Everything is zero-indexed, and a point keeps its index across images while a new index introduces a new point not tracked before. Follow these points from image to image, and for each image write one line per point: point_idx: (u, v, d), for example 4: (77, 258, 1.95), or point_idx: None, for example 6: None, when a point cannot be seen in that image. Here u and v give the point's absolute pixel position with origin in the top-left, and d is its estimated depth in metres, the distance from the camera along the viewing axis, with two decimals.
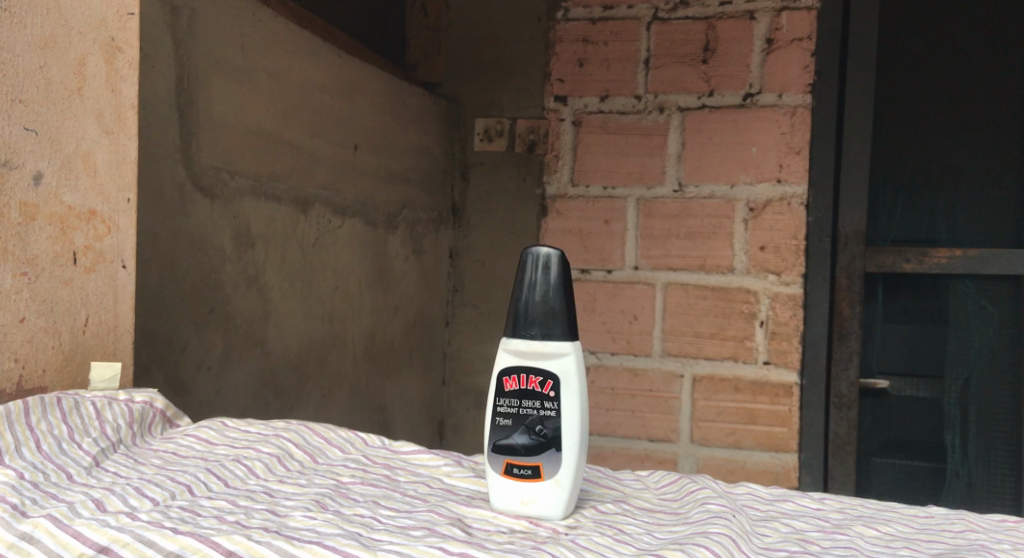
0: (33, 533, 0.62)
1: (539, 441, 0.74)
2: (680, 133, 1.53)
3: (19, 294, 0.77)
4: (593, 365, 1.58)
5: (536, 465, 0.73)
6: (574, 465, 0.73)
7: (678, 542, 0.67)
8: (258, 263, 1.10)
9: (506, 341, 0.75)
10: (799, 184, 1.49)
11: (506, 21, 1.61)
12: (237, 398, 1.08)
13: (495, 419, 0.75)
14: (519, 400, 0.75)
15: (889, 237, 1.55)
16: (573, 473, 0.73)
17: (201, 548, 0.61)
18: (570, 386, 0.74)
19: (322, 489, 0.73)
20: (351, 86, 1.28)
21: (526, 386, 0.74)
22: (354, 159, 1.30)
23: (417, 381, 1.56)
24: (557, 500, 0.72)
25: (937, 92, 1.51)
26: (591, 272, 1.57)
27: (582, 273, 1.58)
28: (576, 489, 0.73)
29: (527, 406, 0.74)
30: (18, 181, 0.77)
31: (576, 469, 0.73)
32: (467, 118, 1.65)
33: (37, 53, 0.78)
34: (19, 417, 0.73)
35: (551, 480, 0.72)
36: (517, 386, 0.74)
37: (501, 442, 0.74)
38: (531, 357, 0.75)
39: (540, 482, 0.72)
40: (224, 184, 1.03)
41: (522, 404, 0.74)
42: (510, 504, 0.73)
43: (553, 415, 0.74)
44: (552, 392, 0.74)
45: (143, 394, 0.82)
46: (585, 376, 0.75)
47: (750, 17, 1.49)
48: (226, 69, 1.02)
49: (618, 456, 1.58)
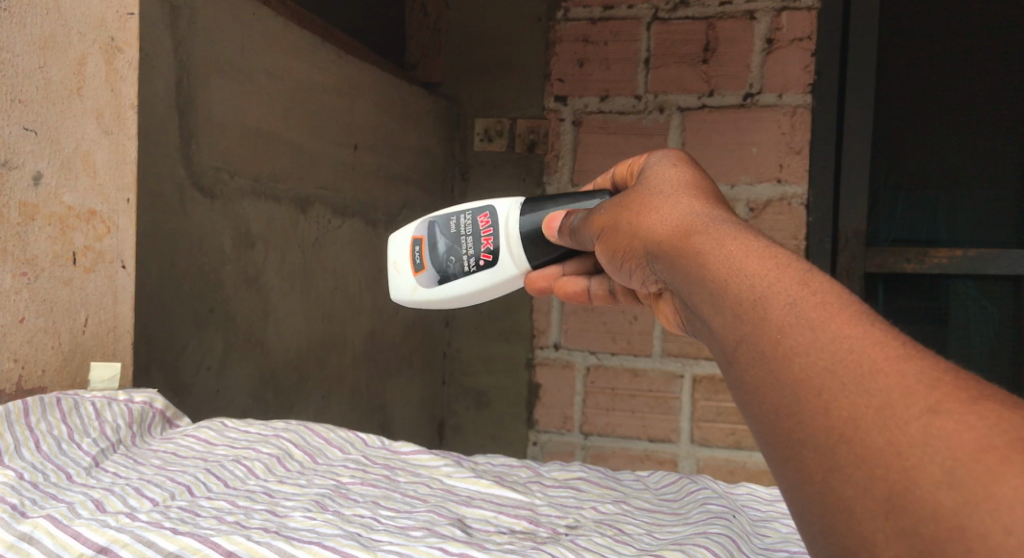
0: (33, 533, 0.62)
1: (444, 265, 0.96)
2: (680, 133, 1.53)
3: (18, 295, 0.77)
4: (593, 364, 1.58)
5: (427, 263, 0.97)
6: (432, 299, 0.97)
7: (678, 542, 0.68)
8: (257, 263, 1.10)
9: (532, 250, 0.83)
10: (799, 184, 1.49)
11: (506, 20, 1.61)
12: (237, 398, 1.08)
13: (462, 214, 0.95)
14: (471, 232, 0.94)
15: (889, 238, 1.55)
16: (427, 299, 0.97)
17: (201, 548, 0.61)
18: (494, 275, 0.93)
19: (322, 489, 0.74)
20: (351, 86, 1.28)
21: (482, 231, 0.94)
22: (354, 158, 1.30)
23: (417, 381, 1.56)
24: (403, 289, 0.99)
25: (939, 92, 1.51)
26: None
27: None
28: (420, 305, 0.99)
29: (468, 238, 0.94)
30: (18, 181, 0.77)
31: (437, 298, 0.97)
32: (467, 119, 1.64)
33: (37, 53, 0.78)
34: (19, 417, 0.73)
35: (419, 279, 0.98)
36: (482, 225, 0.94)
37: (444, 219, 0.96)
38: (506, 233, 0.92)
39: (417, 273, 0.98)
40: (225, 183, 1.03)
41: (468, 236, 0.94)
42: (397, 238, 1.00)
43: (465, 271, 0.94)
44: (484, 260, 0.93)
45: (143, 394, 0.82)
46: (506, 284, 0.94)
47: (750, 17, 1.48)
48: (225, 69, 1.02)
49: (618, 456, 1.58)
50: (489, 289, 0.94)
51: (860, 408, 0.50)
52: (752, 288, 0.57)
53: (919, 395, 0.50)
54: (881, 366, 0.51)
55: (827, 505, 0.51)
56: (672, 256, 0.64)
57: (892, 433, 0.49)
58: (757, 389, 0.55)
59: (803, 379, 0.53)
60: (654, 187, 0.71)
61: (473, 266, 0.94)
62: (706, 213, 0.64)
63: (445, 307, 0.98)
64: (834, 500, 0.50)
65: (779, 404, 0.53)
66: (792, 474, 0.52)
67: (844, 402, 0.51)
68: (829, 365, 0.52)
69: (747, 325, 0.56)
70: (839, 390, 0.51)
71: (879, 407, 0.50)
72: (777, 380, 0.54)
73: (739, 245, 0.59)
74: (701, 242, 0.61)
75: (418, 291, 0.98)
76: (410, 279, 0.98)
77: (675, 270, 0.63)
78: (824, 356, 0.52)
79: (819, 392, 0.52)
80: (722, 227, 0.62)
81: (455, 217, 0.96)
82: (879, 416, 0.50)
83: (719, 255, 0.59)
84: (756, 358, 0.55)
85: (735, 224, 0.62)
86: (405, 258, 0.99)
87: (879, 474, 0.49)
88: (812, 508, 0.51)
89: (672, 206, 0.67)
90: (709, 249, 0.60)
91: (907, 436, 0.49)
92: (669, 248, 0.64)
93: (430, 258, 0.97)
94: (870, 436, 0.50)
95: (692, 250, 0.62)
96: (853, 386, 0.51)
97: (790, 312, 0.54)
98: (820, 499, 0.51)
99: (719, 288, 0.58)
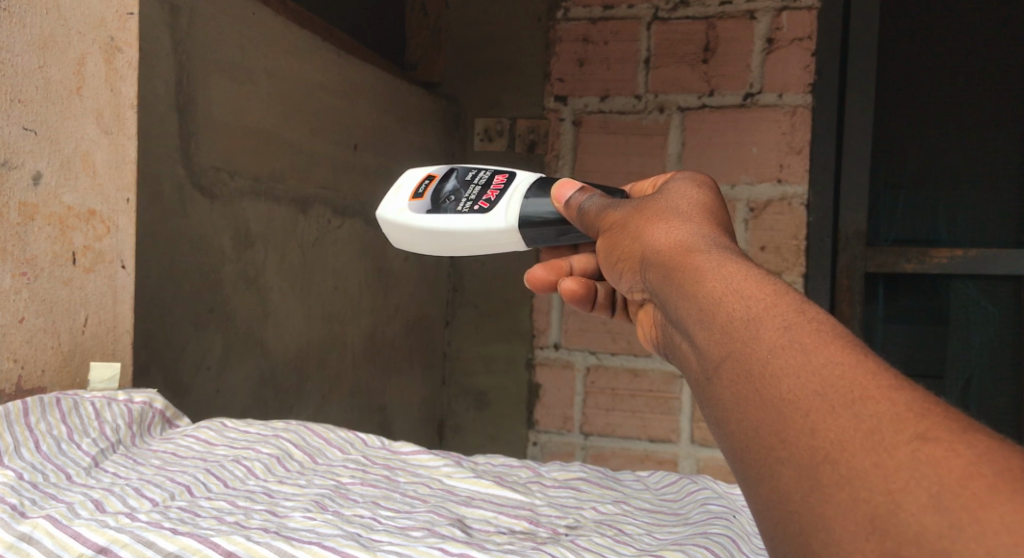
0: (33, 533, 0.62)
1: (442, 196, 0.86)
2: (680, 133, 1.53)
3: (18, 295, 0.77)
4: (593, 365, 1.58)
5: (427, 189, 0.88)
6: (411, 225, 0.86)
7: (679, 542, 0.68)
8: (257, 263, 1.10)
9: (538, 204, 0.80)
10: (799, 184, 1.49)
11: (506, 20, 1.61)
12: (237, 398, 1.08)
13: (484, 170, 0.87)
14: (483, 183, 0.85)
15: (889, 238, 1.55)
16: (407, 226, 0.87)
17: (201, 548, 0.61)
18: (483, 221, 0.82)
19: (322, 489, 0.74)
20: (350, 86, 1.28)
21: (494, 183, 0.84)
22: (354, 159, 1.29)
23: (417, 381, 1.56)
24: (386, 210, 0.88)
25: (939, 92, 1.51)
26: None
27: None
28: (396, 229, 0.88)
29: (476, 187, 0.85)
30: (18, 181, 0.77)
31: (414, 227, 0.86)
32: (467, 118, 1.64)
33: (37, 53, 0.78)
34: (19, 418, 0.73)
35: (407, 208, 0.87)
36: (498, 179, 0.85)
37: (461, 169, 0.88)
38: (518, 185, 0.83)
39: (411, 200, 0.88)
40: (224, 183, 1.03)
41: (478, 184, 0.85)
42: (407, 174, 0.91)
43: (457, 207, 0.84)
44: (480, 205, 0.83)
45: (142, 394, 0.82)
46: (489, 236, 0.82)
47: (750, 17, 1.48)
48: (225, 69, 1.02)
49: (618, 456, 1.58)
50: (476, 238, 0.83)
51: (848, 432, 0.48)
52: (745, 309, 0.54)
53: (908, 422, 0.48)
54: (872, 393, 0.49)
55: (804, 524, 0.48)
56: (664, 273, 0.60)
57: (879, 457, 0.47)
58: (736, 408, 0.52)
59: (784, 401, 0.50)
60: (653, 197, 0.67)
61: (468, 206, 0.84)
62: (701, 229, 0.62)
63: (425, 253, 0.88)
64: (811, 520, 0.48)
65: (759, 422, 0.51)
66: (768, 492, 0.50)
67: (831, 424, 0.49)
68: (819, 388, 0.50)
69: (733, 343, 0.53)
70: (826, 412, 0.49)
71: (867, 431, 0.48)
72: (760, 399, 0.51)
73: (741, 274, 0.56)
74: (692, 257, 0.59)
75: (405, 212, 0.87)
76: (403, 203, 0.88)
77: (666, 288, 0.60)
78: (814, 380, 0.50)
79: (806, 413, 0.50)
80: (716, 246, 0.60)
81: (477, 170, 0.87)
82: (867, 440, 0.48)
83: (710, 272, 0.57)
84: (738, 376, 0.53)
85: (730, 246, 0.60)
86: (410, 186, 0.89)
87: (863, 496, 0.47)
88: (786, 529, 0.49)
89: (670, 221, 0.63)
90: (699, 265, 0.58)
91: (895, 459, 0.47)
92: (656, 258, 0.62)
93: (432, 192, 0.87)
94: (856, 458, 0.48)
95: (681, 262, 0.59)
96: (843, 410, 0.49)
97: (781, 335, 0.52)
98: (797, 518, 0.49)
99: (707, 306, 0.56)
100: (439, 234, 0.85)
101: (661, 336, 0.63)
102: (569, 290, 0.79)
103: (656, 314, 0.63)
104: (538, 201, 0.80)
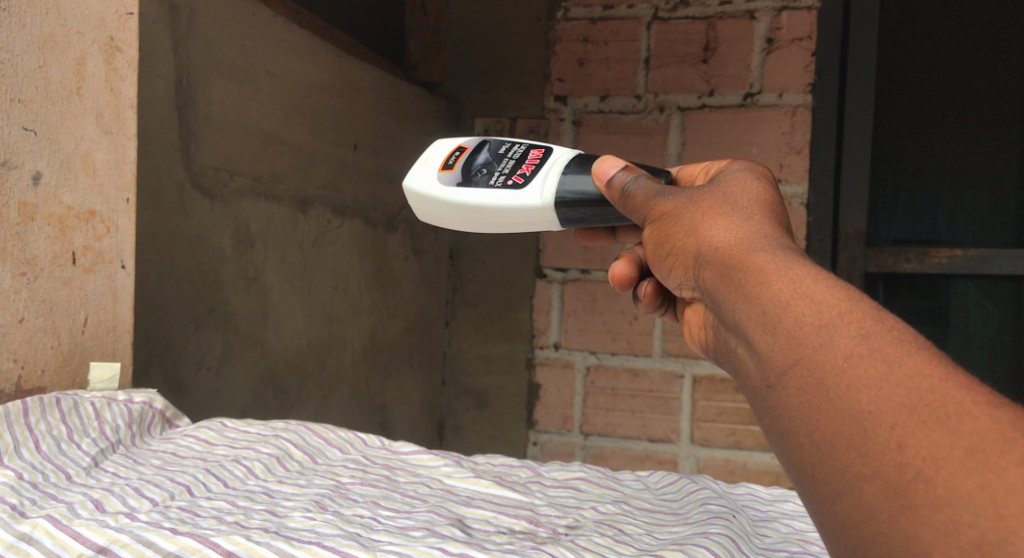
0: (33, 533, 0.62)
1: (473, 166, 0.85)
2: (680, 133, 1.53)
3: (18, 295, 0.77)
4: (593, 365, 1.58)
5: (458, 159, 0.87)
6: (438, 198, 0.85)
7: (678, 543, 0.68)
8: (257, 263, 1.10)
9: (576, 186, 0.80)
10: (799, 184, 1.50)
11: (506, 20, 1.60)
12: (237, 398, 1.08)
13: (519, 143, 0.86)
14: (518, 156, 0.84)
15: (889, 238, 1.55)
16: (435, 198, 0.86)
17: (201, 548, 0.61)
18: (516, 196, 0.81)
19: (322, 490, 0.74)
20: (351, 85, 1.28)
21: (530, 158, 0.83)
22: (354, 158, 1.29)
23: (417, 380, 1.56)
24: (416, 178, 0.88)
25: (941, 93, 1.51)
26: (568, 271, 1.58)
27: (560, 273, 1.59)
28: (423, 202, 0.87)
29: (510, 161, 0.84)
30: (17, 181, 0.77)
31: (442, 202, 0.85)
32: (467, 118, 1.64)
33: (36, 53, 0.78)
34: (19, 418, 0.73)
35: (436, 179, 0.86)
36: (535, 154, 0.84)
37: (494, 140, 0.87)
38: (557, 161, 0.82)
39: (438, 169, 0.87)
40: (224, 183, 1.03)
41: (513, 159, 0.84)
42: (440, 142, 0.90)
43: (490, 183, 0.83)
44: (515, 180, 0.82)
45: (142, 394, 0.82)
46: (521, 214, 0.82)
47: (750, 17, 1.48)
48: (226, 69, 1.02)
49: (618, 456, 1.59)
50: (509, 217, 0.83)
51: (944, 449, 0.49)
52: (815, 314, 0.54)
53: (1018, 443, 0.48)
54: (969, 409, 0.49)
55: (891, 546, 0.49)
56: (726, 273, 0.60)
57: (985, 478, 0.48)
58: (807, 420, 0.53)
59: (864, 417, 0.51)
60: (714, 190, 0.67)
61: (501, 182, 0.83)
62: (760, 227, 0.62)
63: (454, 228, 0.87)
64: (902, 542, 0.49)
65: (834, 436, 0.51)
66: (846, 510, 0.51)
67: (922, 439, 0.49)
68: (905, 401, 0.50)
69: (801, 349, 0.54)
70: (917, 426, 0.49)
71: (968, 448, 0.48)
72: (835, 410, 0.52)
73: (808, 277, 0.56)
74: (753, 257, 0.59)
75: (434, 184, 0.86)
76: (432, 173, 0.87)
77: (725, 287, 0.60)
78: (899, 392, 0.51)
79: (892, 425, 0.50)
80: (777, 246, 0.60)
81: (510, 143, 0.86)
82: (969, 458, 0.48)
83: (773, 273, 0.57)
84: (808, 386, 0.53)
85: (792, 246, 0.60)
86: (439, 158, 0.88)
87: (966, 519, 0.47)
88: (868, 549, 0.50)
89: (732, 218, 0.63)
90: (760, 266, 0.58)
91: (1005, 482, 0.47)
92: (713, 256, 0.62)
93: (463, 163, 0.86)
94: (957, 477, 0.48)
95: (741, 262, 0.59)
96: (934, 424, 0.49)
97: (858, 344, 0.53)
98: (882, 540, 0.49)
99: (769, 309, 0.56)
100: (470, 210, 0.84)
101: (712, 337, 0.63)
102: (648, 295, 0.79)
103: (706, 315, 0.64)
104: (578, 179, 0.80)
